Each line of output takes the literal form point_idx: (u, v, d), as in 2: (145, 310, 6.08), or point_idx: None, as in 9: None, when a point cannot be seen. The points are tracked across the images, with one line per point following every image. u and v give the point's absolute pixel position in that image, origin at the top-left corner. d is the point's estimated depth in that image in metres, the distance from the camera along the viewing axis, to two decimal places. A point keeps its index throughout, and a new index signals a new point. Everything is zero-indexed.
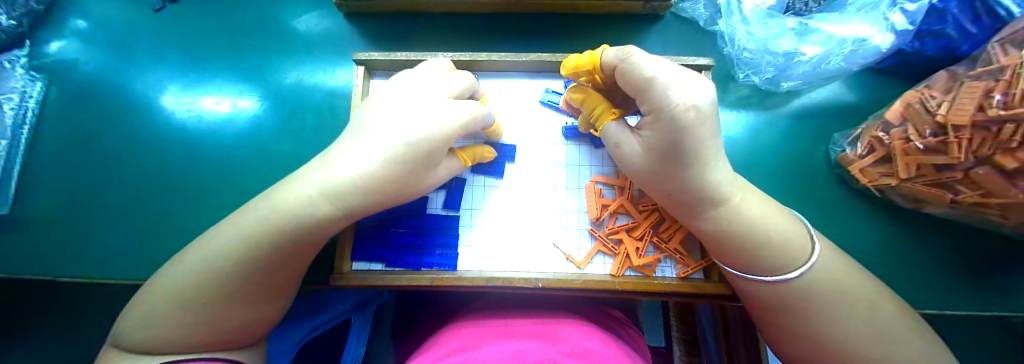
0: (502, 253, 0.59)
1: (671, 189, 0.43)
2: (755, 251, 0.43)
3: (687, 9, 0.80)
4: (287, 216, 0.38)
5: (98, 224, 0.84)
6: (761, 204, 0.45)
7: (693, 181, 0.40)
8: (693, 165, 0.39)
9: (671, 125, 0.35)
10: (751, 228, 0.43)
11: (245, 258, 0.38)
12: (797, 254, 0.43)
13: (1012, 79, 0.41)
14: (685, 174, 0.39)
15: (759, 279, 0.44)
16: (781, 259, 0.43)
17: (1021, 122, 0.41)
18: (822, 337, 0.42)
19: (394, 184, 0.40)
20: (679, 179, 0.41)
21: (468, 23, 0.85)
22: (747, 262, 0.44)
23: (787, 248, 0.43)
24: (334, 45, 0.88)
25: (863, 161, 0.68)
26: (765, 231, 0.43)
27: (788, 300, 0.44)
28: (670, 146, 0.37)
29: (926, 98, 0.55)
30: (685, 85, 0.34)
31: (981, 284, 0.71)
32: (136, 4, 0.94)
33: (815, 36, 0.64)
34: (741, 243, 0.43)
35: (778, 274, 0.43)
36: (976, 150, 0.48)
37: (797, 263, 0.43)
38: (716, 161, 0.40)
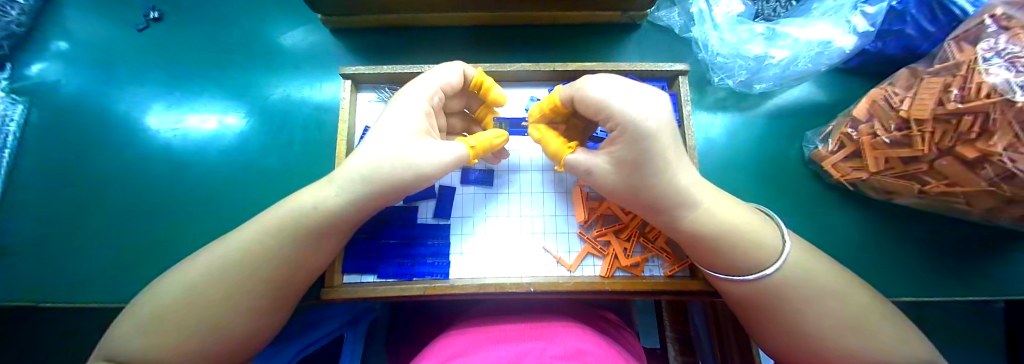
0: (494, 259, 0.60)
1: (648, 198, 0.45)
2: (726, 251, 0.45)
3: (662, 17, 0.84)
4: (316, 207, 0.47)
5: (82, 247, 0.83)
6: (730, 206, 0.48)
7: (666, 188, 0.43)
8: (663, 171, 0.42)
9: (636, 135, 0.39)
10: (723, 231, 0.45)
11: (265, 248, 0.45)
12: (768, 252, 0.45)
13: (967, 74, 0.45)
14: (657, 181, 0.42)
15: (739, 279, 0.46)
16: (752, 258, 0.45)
17: (978, 114, 0.43)
18: (802, 331, 0.43)
19: (389, 173, 0.47)
20: (650, 187, 0.43)
21: (452, 36, 0.87)
22: (724, 261, 0.46)
23: (759, 247, 0.45)
24: (321, 60, 0.89)
25: (835, 156, 0.71)
26: (735, 232, 0.45)
27: (768, 296, 0.45)
28: (638, 156, 0.40)
29: (890, 94, 0.58)
30: (641, 100, 0.39)
31: (957, 270, 0.73)
32: (119, 25, 0.94)
33: (782, 40, 0.67)
34: (714, 244, 0.46)
35: (755, 272, 0.45)
36: (938, 142, 0.51)
37: (769, 260, 0.44)
38: (681, 166, 0.43)
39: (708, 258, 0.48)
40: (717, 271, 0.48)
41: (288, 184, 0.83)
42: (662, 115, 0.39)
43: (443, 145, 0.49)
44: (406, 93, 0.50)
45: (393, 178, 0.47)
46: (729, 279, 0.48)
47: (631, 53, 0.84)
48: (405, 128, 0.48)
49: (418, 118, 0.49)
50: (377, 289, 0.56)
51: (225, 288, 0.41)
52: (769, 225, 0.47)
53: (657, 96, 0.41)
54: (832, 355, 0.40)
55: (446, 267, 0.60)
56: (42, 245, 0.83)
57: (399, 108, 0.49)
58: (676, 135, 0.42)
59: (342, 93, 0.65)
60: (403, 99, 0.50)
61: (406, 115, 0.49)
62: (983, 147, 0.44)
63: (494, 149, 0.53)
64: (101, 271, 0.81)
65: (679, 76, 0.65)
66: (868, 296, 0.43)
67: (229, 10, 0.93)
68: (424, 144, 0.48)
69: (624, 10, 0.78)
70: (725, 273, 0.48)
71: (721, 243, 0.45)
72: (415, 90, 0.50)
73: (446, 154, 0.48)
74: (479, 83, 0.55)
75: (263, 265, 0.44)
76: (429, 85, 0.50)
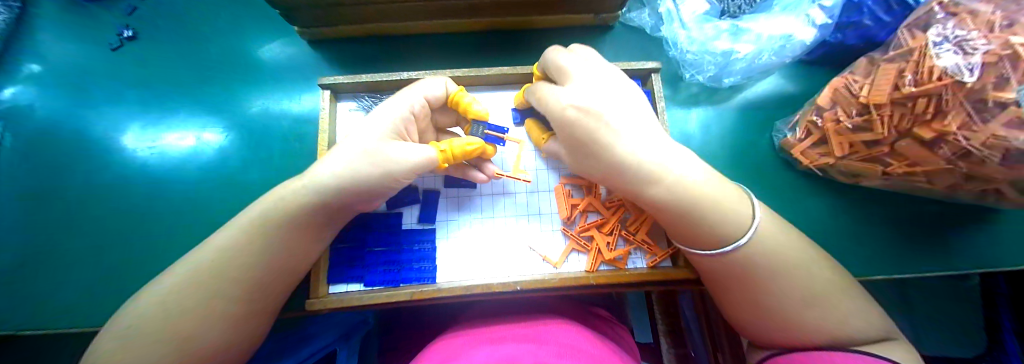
0: (478, 261, 0.61)
1: (598, 173, 0.49)
2: (699, 222, 0.45)
3: (633, 19, 0.86)
4: (300, 217, 0.47)
5: (57, 273, 0.80)
6: (710, 179, 0.47)
7: (608, 162, 0.46)
8: (601, 149, 0.46)
9: (560, 122, 0.48)
10: (692, 204, 0.45)
11: (255, 260, 0.46)
12: (740, 223, 0.45)
13: (919, 59, 0.48)
14: (594, 157, 0.47)
15: (723, 251, 0.46)
16: (721, 232, 0.45)
17: (931, 96, 0.46)
18: (774, 309, 0.44)
19: (356, 160, 0.47)
20: (593, 164, 0.49)
21: (430, 43, 0.88)
22: (697, 238, 0.47)
23: (728, 221, 0.45)
24: (301, 72, 0.89)
25: (804, 143, 0.73)
26: (719, 201, 0.46)
27: (747, 275, 0.46)
28: (571, 138, 0.48)
29: (850, 82, 0.61)
30: (569, 94, 0.48)
31: (929, 247, 0.76)
32: (91, 44, 0.93)
33: (746, 36, 0.69)
34: (705, 213, 0.45)
35: (734, 242, 0.45)
36: (897, 125, 0.53)
37: (745, 228, 0.45)
38: (621, 142, 0.45)
39: (682, 235, 0.49)
40: (692, 248, 0.49)
41: None
42: (586, 99, 0.47)
43: (416, 146, 0.50)
44: (392, 101, 0.53)
45: (368, 169, 0.46)
46: (703, 256, 0.48)
47: (606, 54, 0.86)
48: (373, 131, 0.49)
49: (391, 122, 0.50)
50: (363, 296, 0.56)
51: (206, 303, 0.42)
52: (737, 198, 0.47)
53: (599, 83, 0.48)
54: (799, 330, 0.42)
55: (432, 271, 0.60)
56: (15, 273, 0.80)
57: (380, 112, 0.51)
58: (614, 117, 0.46)
59: (322, 103, 0.65)
60: (381, 108, 0.52)
61: (382, 119, 0.50)
62: (938, 127, 0.46)
63: (462, 156, 0.53)
64: (79, 296, 0.79)
65: (652, 73, 0.67)
66: (828, 276, 0.45)
67: (204, 26, 0.93)
68: (399, 148, 0.48)
69: (597, 12, 0.80)
70: (710, 249, 0.47)
71: (689, 217, 0.45)
72: (400, 98, 0.52)
73: (413, 155, 0.48)
74: (458, 98, 0.58)
75: (243, 277, 0.45)
76: (413, 95, 0.53)
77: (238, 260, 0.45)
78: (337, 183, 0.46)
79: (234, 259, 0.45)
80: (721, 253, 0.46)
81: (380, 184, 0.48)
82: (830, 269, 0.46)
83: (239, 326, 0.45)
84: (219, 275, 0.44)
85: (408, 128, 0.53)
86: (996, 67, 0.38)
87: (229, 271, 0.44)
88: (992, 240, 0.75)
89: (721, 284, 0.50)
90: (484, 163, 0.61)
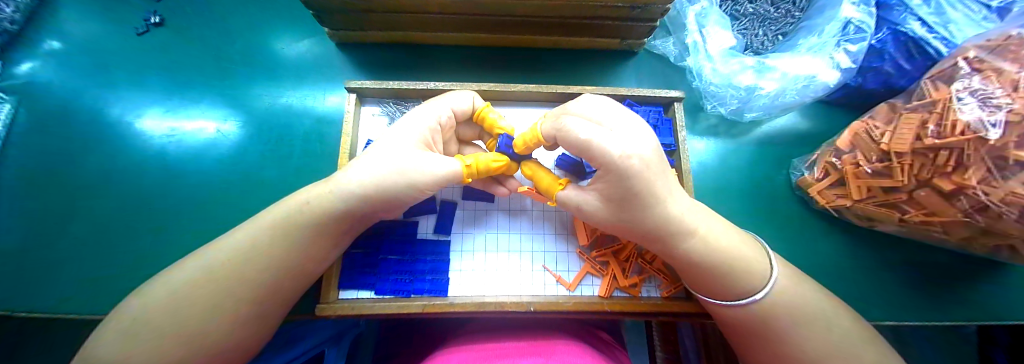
0: (490, 277, 0.60)
1: (644, 229, 0.45)
2: (723, 277, 0.46)
3: (658, 46, 0.88)
4: (321, 215, 0.47)
5: (61, 256, 0.79)
6: (727, 229, 0.50)
7: (656, 221, 0.44)
8: (654, 208, 0.42)
9: (619, 173, 0.38)
10: (718, 259, 0.46)
11: (272, 263, 0.46)
12: (761, 277, 0.47)
13: (943, 112, 0.49)
14: (645, 215, 0.43)
15: (744, 302, 0.47)
16: (742, 285, 0.46)
17: (953, 149, 0.47)
18: (786, 357, 0.45)
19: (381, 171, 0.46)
20: (641, 218, 0.44)
21: (455, 54, 0.89)
22: (717, 290, 0.48)
23: (750, 271, 0.47)
24: (324, 72, 0.90)
25: (821, 183, 0.74)
26: (741, 252, 0.47)
27: (767, 321, 0.46)
28: (626, 192, 0.40)
29: (870, 127, 0.62)
30: (622, 138, 0.38)
31: (936, 294, 0.76)
32: (117, 27, 0.94)
33: (772, 73, 0.70)
34: (731, 266, 0.46)
35: (751, 295, 0.46)
36: (916, 174, 0.54)
37: (764, 281, 0.46)
38: (672, 199, 0.43)
39: (703, 286, 0.49)
40: (709, 296, 0.50)
41: (282, 195, 0.82)
42: (636, 153, 0.38)
43: (440, 158, 0.50)
44: (419, 111, 0.53)
45: (396, 177, 0.46)
46: (720, 304, 0.49)
47: (628, 79, 0.88)
48: (406, 140, 0.49)
49: (420, 133, 0.50)
50: (373, 305, 0.55)
51: (225, 300, 0.42)
52: (751, 248, 0.49)
53: (642, 130, 0.41)
54: None
55: (445, 284, 0.59)
56: (19, 249, 0.79)
57: (408, 122, 0.51)
58: (662, 165, 0.41)
59: (347, 106, 0.66)
60: (405, 120, 0.52)
61: (410, 130, 0.50)
62: (959, 180, 0.47)
63: (486, 171, 0.53)
64: (76, 280, 0.77)
65: (675, 102, 0.69)
66: (844, 322, 0.45)
67: (230, 17, 0.94)
68: (429, 158, 0.48)
69: (623, 38, 0.81)
70: (732, 299, 0.47)
71: (717, 270, 0.46)
72: (426, 108, 0.53)
73: (436, 168, 0.48)
74: (483, 116, 0.59)
75: (260, 279, 0.45)
76: (441, 107, 0.53)
77: (258, 259, 0.45)
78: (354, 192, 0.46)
79: (252, 256, 0.45)
80: (737, 305, 0.47)
81: (405, 195, 0.48)
82: (845, 316, 0.46)
83: (252, 329, 0.45)
84: (239, 274, 0.43)
85: (435, 138, 0.53)
86: (1021, 128, 0.39)
87: (249, 268, 0.44)
88: (999, 292, 0.75)
89: (738, 332, 0.50)
90: (507, 180, 0.61)
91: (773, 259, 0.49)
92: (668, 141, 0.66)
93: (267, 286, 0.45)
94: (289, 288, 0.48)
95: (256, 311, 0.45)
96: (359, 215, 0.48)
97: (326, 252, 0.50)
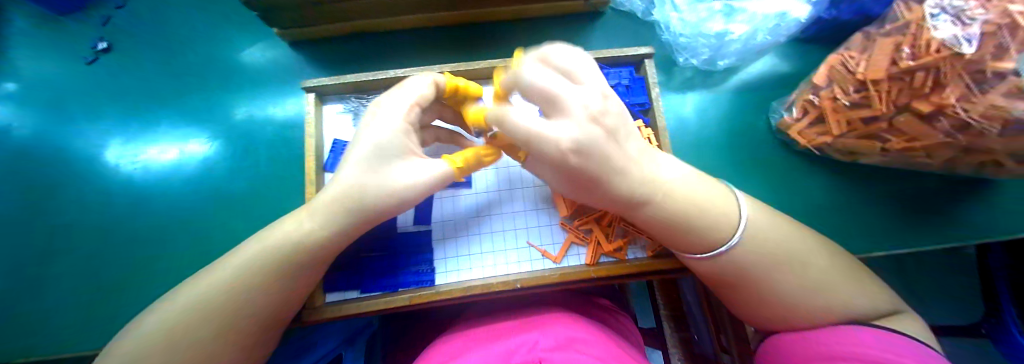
0: (478, 261, 0.60)
1: (593, 201, 0.45)
2: (687, 231, 0.44)
3: (623, 2, 0.84)
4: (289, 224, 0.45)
5: (50, 300, 0.79)
6: (700, 188, 0.46)
7: (604, 196, 0.42)
8: (599, 189, 0.41)
9: (556, 165, 0.37)
10: (681, 216, 0.43)
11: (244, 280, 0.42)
12: (724, 226, 0.44)
13: (916, 32, 0.47)
14: (592, 193, 0.42)
15: (711, 254, 0.45)
16: (708, 237, 0.44)
17: (930, 69, 0.45)
18: (770, 301, 0.44)
19: (362, 204, 0.44)
20: (589, 194, 0.43)
21: (416, 37, 0.85)
22: (688, 245, 0.46)
23: (716, 222, 0.44)
24: (284, 76, 0.86)
25: (800, 123, 0.72)
26: (705, 206, 0.44)
27: (745, 270, 0.44)
28: (567, 176, 0.40)
29: (846, 59, 0.59)
30: (557, 130, 0.34)
31: (926, 219, 0.76)
32: (67, 58, 0.90)
33: (740, 15, 0.69)
34: (692, 221, 0.43)
35: (717, 247, 0.44)
36: (894, 101, 0.52)
37: (728, 232, 0.44)
38: (623, 180, 0.40)
39: (672, 243, 0.47)
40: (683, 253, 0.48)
41: (263, 208, 0.81)
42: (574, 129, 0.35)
43: (427, 164, 0.45)
44: (375, 118, 0.44)
45: (377, 208, 0.44)
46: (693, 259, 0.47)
47: (596, 43, 0.84)
48: (376, 163, 0.43)
49: (388, 144, 0.43)
50: (360, 305, 0.55)
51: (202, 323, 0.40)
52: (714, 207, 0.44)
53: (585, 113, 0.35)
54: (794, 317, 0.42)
55: (430, 274, 0.58)
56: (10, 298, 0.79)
57: (369, 134, 0.43)
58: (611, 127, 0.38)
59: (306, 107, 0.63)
60: (381, 115, 0.44)
61: (376, 147, 0.42)
62: (937, 100, 0.46)
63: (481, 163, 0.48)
64: (70, 321, 0.77)
65: (644, 59, 0.67)
66: (822, 263, 0.44)
67: (180, 33, 0.90)
68: (410, 173, 0.44)
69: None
70: (702, 252, 0.45)
71: (682, 225, 0.44)
72: (383, 114, 0.44)
73: (429, 172, 0.44)
74: (453, 86, 0.50)
75: (239, 300, 0.42)
76: (401, 106, 0.44)
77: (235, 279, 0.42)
78: (337, 208, 0.44)
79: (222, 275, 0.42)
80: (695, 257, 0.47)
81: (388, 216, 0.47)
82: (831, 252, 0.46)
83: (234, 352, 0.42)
84: (216, 298, 0.41)
85: (411, 141, 0.45)
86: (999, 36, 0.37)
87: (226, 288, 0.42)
88: (988, 208, 0.75)
89: (717, 282, 0.49)
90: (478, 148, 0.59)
91: (741, 203, 0.46)
92: (640, 100, 0.64)
93: (254, 306, 0.43)
94: (279, 308, 0.46)
95: (252, 329, 0.44)
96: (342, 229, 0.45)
97: (314, 262, 0.47)
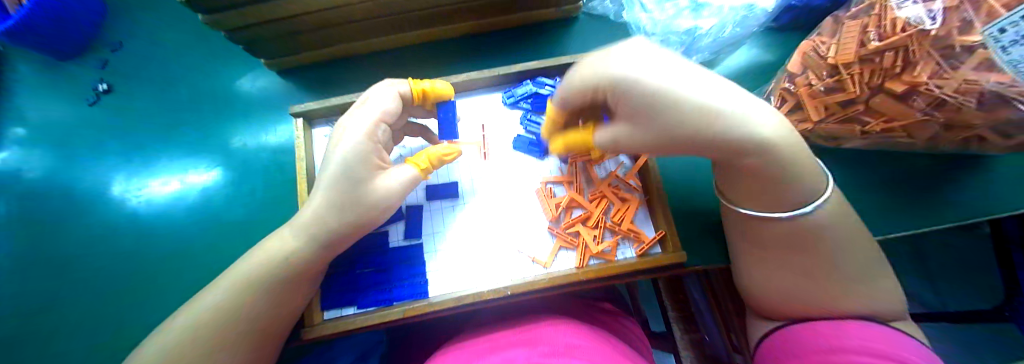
0: (469, 270, 0.60)
1: (702, 143, 0.32)
2: (785, 180, 0.35)
3: (595, 7, 0.85)
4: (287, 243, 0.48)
5: (70, 331, 0.83)
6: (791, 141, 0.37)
7: (707, 130, 0.31)
8: (692, 118, 0.31)
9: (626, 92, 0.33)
10: (780, 164, 0.34)
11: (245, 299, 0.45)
12: (816, 185, 0.36)
13: (881, 12, 0.49)
14: (684, 129, 0.31)
15: (788, 212, 0.37)
16: (800, 188, 0.35)
17: (899, 48, 0.46)
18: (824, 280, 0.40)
19: (340, 213, 0.46)
20: (684, 133, 0.32)
21: (396, 59, 0.87)
22: (772, 200, 0.37)
23: (809, 175, 0.35)
24: (275, 102, 0.89)
25: (779, 112, 0.70)
26: (805, 157, 0.36)
27: (803, 242, 0.39)
28: (641, 109, 0.33)
29: (818, 45, 0.59)
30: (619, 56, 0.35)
31: (921, 199, 0.76)
32: (72, 100, 0.93)
33: (707, 10, 0.71)
34: (794, 170, 0.34)
35: (800, 205, 0.36)
36: (868, 83, 0.52)
37: (818, 191, 0.36)
38: (719, 100, 0.31)
39: (757, 200, 0.39)
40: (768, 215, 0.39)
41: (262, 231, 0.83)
42: (648, 59, 0.34)
43: (399, 171, 0.53)
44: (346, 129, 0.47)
45: (356, 217, 0.47)
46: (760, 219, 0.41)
47: (575, 48, 0.86)
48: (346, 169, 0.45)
49: (357, 152, 0.46)
50: (356, 320, 0.55)
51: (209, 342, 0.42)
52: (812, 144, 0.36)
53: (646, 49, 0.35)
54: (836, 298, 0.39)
55: (424, 286, 0.59)
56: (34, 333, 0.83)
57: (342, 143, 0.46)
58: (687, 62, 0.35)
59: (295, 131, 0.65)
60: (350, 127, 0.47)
61: (346, 153, 0.45)
62: (910, 79, 0.46)
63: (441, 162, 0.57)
64: (91, 350, 0.82)
65: None
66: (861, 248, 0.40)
67: (175, 68, 0.93)
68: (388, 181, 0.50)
69: (559, 6, 0.79)
70: (783, 209, 0.37)
71: (783, 174, 0.34)
72: (353, 123, 0.47)
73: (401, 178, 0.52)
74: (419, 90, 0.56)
75: (236, 318, 0.44)
76: (365, 117, 0.47)
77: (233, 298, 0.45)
78: (315, 220, 0.47)
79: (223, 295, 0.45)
80: (777, 218, 0.39)
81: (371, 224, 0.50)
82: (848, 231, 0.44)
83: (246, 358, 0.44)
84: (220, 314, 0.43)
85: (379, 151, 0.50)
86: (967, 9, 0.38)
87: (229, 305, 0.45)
88: (983, 185, 0.75)
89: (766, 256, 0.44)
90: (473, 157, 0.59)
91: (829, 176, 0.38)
92: None
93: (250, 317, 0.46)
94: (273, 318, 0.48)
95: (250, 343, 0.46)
96: (321, 242, 0.48)
97: (306, 272, 0.49)
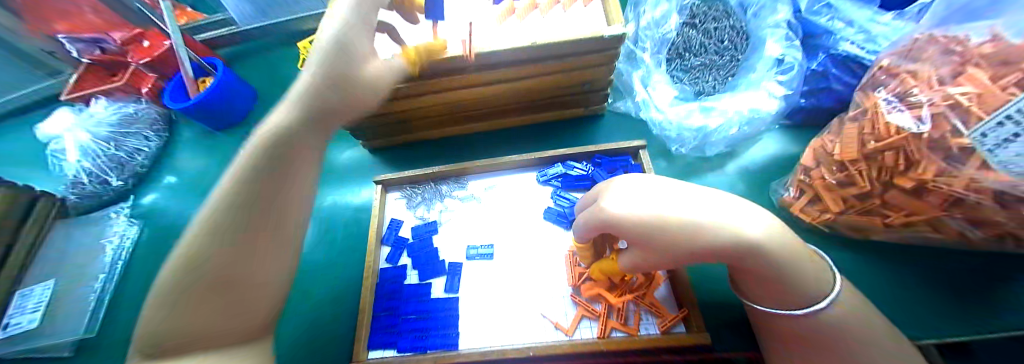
0: (497, 326, 0.66)
1: (707, 254, 0.44)
2: (789, 281, 0.44)
3: (620, 106, 1.02)
4: None
5: None
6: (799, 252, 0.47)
7: (706, 246, 0.44)
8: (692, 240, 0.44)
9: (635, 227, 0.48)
10: (785, 270, 0.44)
11: None
12: (822, 286, 0.45)
13: (874, 118, 0.55)
14: (688, 248, 0.45)
15: (806, 310, 0.45)
16: (807, 290, 0.44)
17: (898, 149, 0.50)
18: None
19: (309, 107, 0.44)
20: (692, 250, 0.45)
21: (450, 141, 1.08)
22: (783, 298, 0.46)
23: (815, 279, 0.45)
24: (363, 170, 1.13)
25: (799, 202, 0.74)
26: (808, 261, 0.46)
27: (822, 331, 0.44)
28: (650, 240, 0.47)
29: (826, 143, 0.66)
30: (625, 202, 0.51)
31: None
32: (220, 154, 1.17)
33: (714, 112, 0.82)
34: (799, 274, 0.44)
35: (810, 306, 0.45)
36: (876, 178, 0.56)
37: (825, 292, 0.45)
38: (714, 226, 0.44)
39: (774, 297, 0.47)
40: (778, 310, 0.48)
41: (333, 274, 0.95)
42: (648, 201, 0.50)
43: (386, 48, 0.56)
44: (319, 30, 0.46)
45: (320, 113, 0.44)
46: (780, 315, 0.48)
47: (600, 137, 1.00)
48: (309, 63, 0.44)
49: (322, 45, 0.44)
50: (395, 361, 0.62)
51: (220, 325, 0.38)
52: (804, 248, 0.47)
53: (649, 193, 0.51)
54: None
55: (456, 337, 0.66)
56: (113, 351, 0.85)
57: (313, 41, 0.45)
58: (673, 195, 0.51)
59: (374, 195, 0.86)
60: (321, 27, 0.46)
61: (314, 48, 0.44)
62: (916, 177, 0.49)
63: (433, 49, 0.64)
64: None
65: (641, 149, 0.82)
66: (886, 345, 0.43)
67: None
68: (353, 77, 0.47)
69: (585, 106, 0.98)
70: (796, 308, 0.46)
71: (787, 279, 0.44)
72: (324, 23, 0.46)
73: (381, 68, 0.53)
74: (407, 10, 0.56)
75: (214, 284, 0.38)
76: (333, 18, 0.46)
77: None
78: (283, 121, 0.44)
79: None
80: (791, 314, 0.47)
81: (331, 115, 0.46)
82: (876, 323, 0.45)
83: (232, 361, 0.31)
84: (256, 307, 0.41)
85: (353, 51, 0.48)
86: (943, 118, 0.43)
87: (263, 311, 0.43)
88: None
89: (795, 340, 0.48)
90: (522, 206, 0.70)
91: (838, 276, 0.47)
92: None
93: None
94: None
95: None
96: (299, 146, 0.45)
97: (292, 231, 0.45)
